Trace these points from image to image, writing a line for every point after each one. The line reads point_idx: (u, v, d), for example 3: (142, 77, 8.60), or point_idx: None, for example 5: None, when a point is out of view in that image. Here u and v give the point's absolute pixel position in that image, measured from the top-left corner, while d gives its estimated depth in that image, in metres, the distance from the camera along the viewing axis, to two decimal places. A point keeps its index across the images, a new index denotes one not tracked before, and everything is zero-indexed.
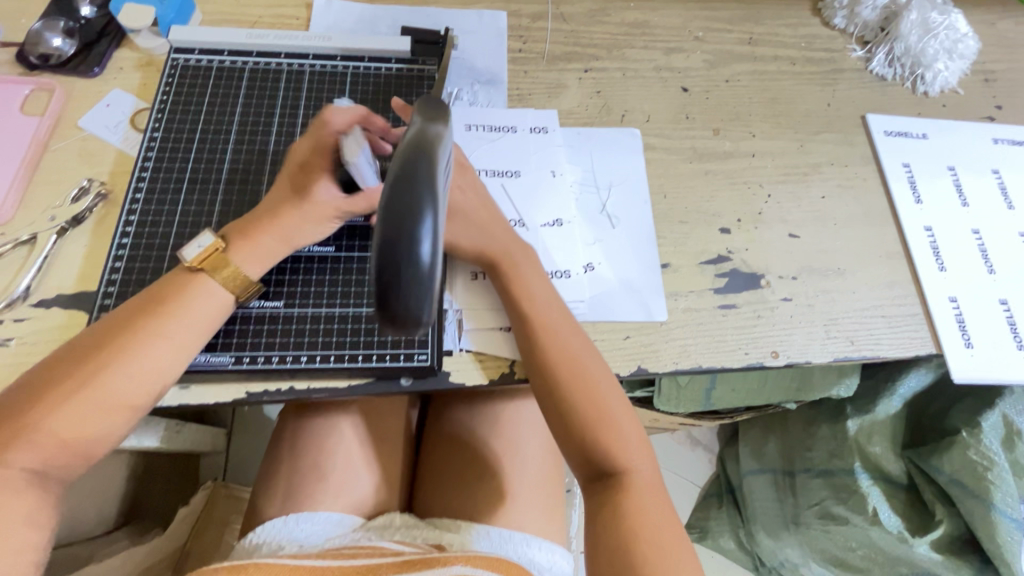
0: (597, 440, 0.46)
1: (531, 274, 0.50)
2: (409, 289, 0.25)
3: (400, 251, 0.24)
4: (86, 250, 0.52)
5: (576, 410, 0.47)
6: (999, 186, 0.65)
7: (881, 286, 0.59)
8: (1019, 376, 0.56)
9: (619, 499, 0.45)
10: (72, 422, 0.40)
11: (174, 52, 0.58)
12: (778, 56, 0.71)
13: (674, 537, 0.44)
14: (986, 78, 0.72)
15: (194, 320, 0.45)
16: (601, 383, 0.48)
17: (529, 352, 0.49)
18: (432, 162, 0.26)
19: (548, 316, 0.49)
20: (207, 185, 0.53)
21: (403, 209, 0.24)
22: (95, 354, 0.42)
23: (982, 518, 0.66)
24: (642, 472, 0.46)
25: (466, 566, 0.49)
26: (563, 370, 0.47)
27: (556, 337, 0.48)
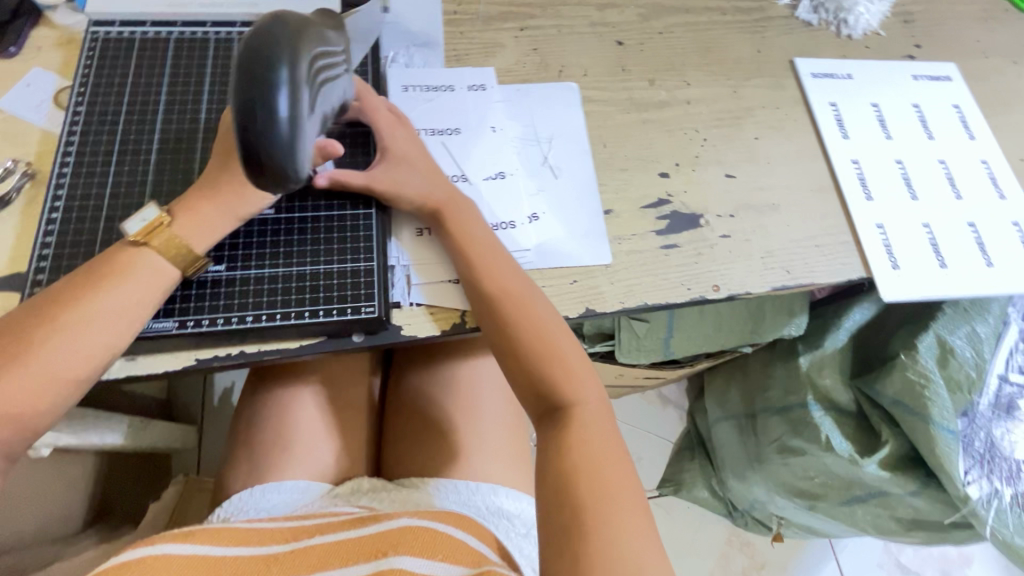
0: (545, 376, 0.48)
1: (474, 225, 0.52)
2: (269, 136, 0.31)
3: (258, 98, 0.31)
4: (16, 232, 0.50)
5: (523, 348, 0.49)
6: (920, 119, 0.69)
7: (813, 219, 0.62)
8: (943, 291, 0.60)
9: (564, 431, 0.46)
10: (11, 396, 0.40)
11: (94, 25, 0.56)
12: (708, 7, 0.72)
13: (616, 463, 0.45)
14: (905, 20, 0.75)
15: (136, 289, 0.44)
16: (549, 323, 0.50)
17: (476, 296, 0.50)
18: (296, 35, 0.32)
19: (494, 261, 0.50)
20: (138, 155, 0.52)
21: (264, 68, 0.31)
22: (32, 326, 0.41)
23: (923, 433, 0.71)
24: (588, 405, 0.48)
25: (414, 518, 0.50)
26: (510, 310, 0.49)
27: (502, 282, 0.50)
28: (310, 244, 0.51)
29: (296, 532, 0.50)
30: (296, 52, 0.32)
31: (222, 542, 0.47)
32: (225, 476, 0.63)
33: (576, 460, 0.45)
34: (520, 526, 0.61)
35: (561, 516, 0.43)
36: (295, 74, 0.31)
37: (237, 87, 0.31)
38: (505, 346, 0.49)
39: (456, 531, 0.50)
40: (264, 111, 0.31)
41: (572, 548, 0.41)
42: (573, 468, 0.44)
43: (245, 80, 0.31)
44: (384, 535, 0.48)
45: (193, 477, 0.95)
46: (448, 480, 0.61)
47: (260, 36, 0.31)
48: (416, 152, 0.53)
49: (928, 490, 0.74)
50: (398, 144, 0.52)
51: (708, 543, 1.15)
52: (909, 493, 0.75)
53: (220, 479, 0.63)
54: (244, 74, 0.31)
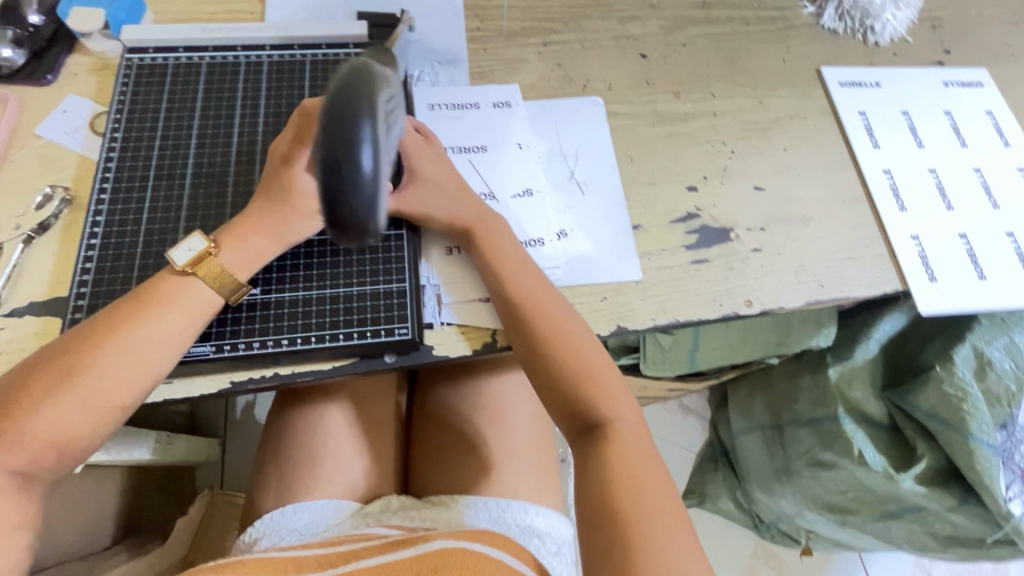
0: (579, 394, 0.48)
1: (504, 243, 0.51)
2: (353, 195, 0.32)
3: (343, 157, 0.31)
4: (55, 257, 0.51)
5: (557, 367, 0.48)
6: (952, 127, 0.67)
7: (845, 230, 0.61)
8: (983, 304, 0.58)
9: (602, 449, 0.46)
10: (55, 422, 0.40)
11: (128, 52, 0.57)
12: (731, 17, 0.72)
13: (658, 482, 0.45)
14: (933, 25, 0.74)
15: (182, 320, 0.45)
16: (582, 342, 0.49)
17: (508, 314, 0.50)
18: (374, 84, 0.31)
19: (525, 280, 0.50)
20: (173, 180, 0.53)
21: (348, 126, 0.30)
22: (79, 355, 0.42)
23: (961, 448, 0.69)
24: (623, 423, 0.48)
25: (454, 539, 0.50)
26: (543, 329, 0.49)
27: (534, 300, 0.49)
28: (343, 267, 0.51)
29: (332, 557, 0.50)
30: (375, 103, 0.31)
31: (261, 569, 0.47)
32: (255, 494, 0.63)
33: (616, 479, 0.44)
34: (551, 544, 0.60)
35: (604, 536, 0.42)
36: (377, 130, 0.31)
37: (320, 145, 0.31)
38: (538, 365, 0.49)
39: (491, 551, 0.50)
40: (350, 171, 0.31)
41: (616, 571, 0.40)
42: (613, 487, 0.44)
43: (328, 138, 0.31)
44: (422, 557, 0.48)
45: (218, 491, 0.95)
46: (478, 497, 0.61)
47: (340, 90, 0.30)
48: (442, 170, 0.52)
49: (966, 505, 0.72)
50: (425, 162, 0.52)
51: (733, 555, 1.13)
52: (946, 508, 0.73)
53: (249, 498, 0.64)
54: (327, 133, 0.30)
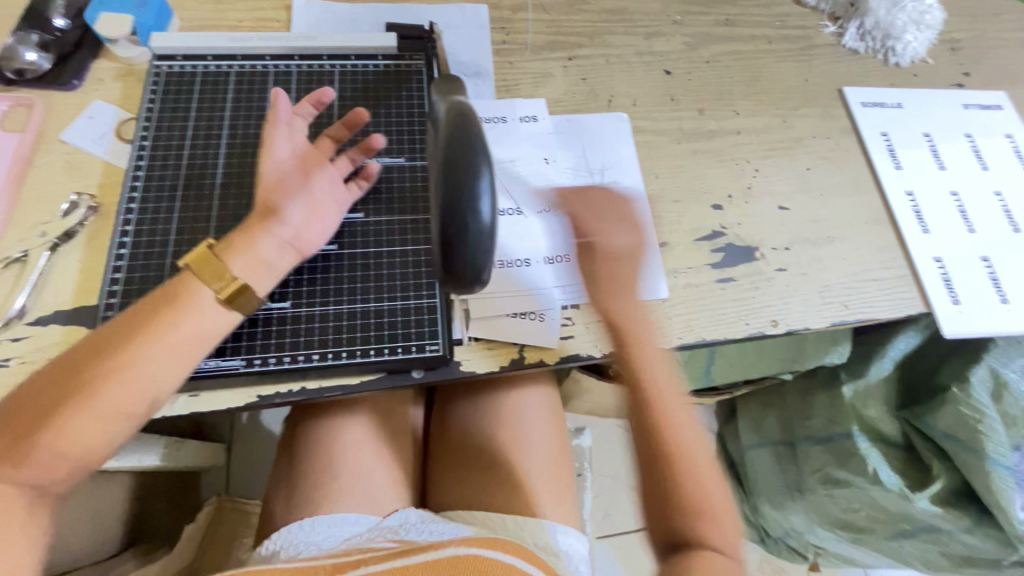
0: (692, 511, 0.43)
1: (649, 342, 0.47)
2: (472, 240, 0.34)
3: (466, 206, 0.33)
4: (80, 265, 0.51)
5: (674, 476, 0.43)
6: (973, 149, 0.68)
7: (869, 251, 0.61)
8: (1007, 328, 0.58)
9: (699, 574, 0.40)
10: (65, 434, 0.39)
11: (156, 59, 0.57)
12: (754, 35, 0.72)
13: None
14: (952, 47, 0.74)
15: (189, 325, 0.43)
16: (697, 445, 0.46)
17: (637, 406, 0.46)
18: (482, 136, 0.35)
19: (667, 381, 0.46)
20: (203, 191, 0.52)
21: (468, 173, 0.33)
22: (86, 362, 0.41)
23: (978, 469, 0.69)
24: (728, 560, 0.41)
25: (460, 546, 0.48)
26: (674, 434, 0.45)
27: (671, 405, 0.46)
28: (372, 279, 0.51)
29: (341, 565, 0.48)
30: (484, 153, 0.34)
31: None
32: (273, 506, 0.63)
33: None
34: (570, 562, 0.59)
35: None
36: (493, 179, 0.34)
37: (444, 194, 0.33)
38: (659, 466, 0.44)
39: (503, 555, 0.48)
40: (471, 217, 0.33)
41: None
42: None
43: (449, 187, 0.33)
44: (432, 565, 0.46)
45: (225, 497, 0.95)
46: (499, 514, 0.60)
47: (455, 142, 0.34)
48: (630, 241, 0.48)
49: (981, 527, 0.72)
50: (619, 236, 0.48)
51: None
52: (961, 529, 0.73)
53: (267, 509, 0.63)
54: (449, 182, 0.33)
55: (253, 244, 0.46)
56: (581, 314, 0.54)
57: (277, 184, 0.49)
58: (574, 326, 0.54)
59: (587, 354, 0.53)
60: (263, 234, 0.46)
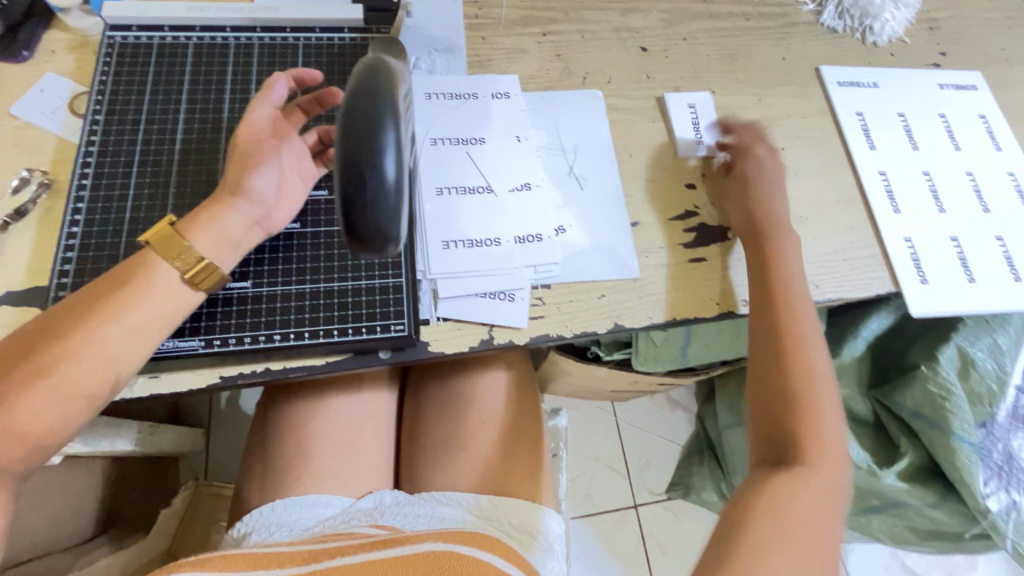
0: (800, 423, 0.48)
1: (790, 279, 0.53)
2: (373, 202, 0.33)
3: (366, 165, 0.32)
4: (33, 245, 0.49)
5: (794, 391, 0.49)
6: (946, 129, 0.68)
7: (841, 231, 0.61)
8: (972, 308, 0.59)
9: (788, 472, 0.46)
10: (20, 415, 0.38)
11: (110, 30, 0.55)
12: (732, 12, 0.71)
13: (817, 539, 0.43)
14: (930, 27, 0.74)
15: (149, 305, 0.42)
16: (824, 388, 0.49)
17: (766, 324, 0.52)
18: (391, 86, 0.33)
19: (800, 311, 0.52)
20: (160, 169, 0.51)
21: (368, 125, 0.32)
22: (41, 344, 0.40)
23: (943, 446, 0.71)
24: (824, 473, 0.46)
25: (437, 542, 0.48)
26: (800, 354, 0.50)
27: (798, 332, 0.51)
28: (337, 259, 0.50)
29: (316, 553, 0.47)
30: (393, 102, 0.33)
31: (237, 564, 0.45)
32: (245, 489, 0.62)
33: (776, 504, 0.44)
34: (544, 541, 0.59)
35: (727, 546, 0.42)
36: (398, 132, 0.33)
37: (343, 148, 0.33)
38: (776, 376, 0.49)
39: (480, 554, 0.48)
40: (372, 175, 0.33)
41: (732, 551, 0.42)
42: (772, 507, 0.44)
43: (351, 143, 0.33)
44: (409, 561, 0.46)
45: (203, 481, 0.94)
46: (472, 495, 0.60)
47: (359, 95, 0.33)
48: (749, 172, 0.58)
49: (947, 502, 0.74)
50: (760, 150, 0.59)
51: None
52: (927, 504, 0.75)
53: (239, 492, 0.63)
54: (349, 136, 0.32)
55: (218, 218, 0.45)
56: (552, 295, 0.54)
57: (247, 153, 0.46)
58: (544, 306, 0.53)
59: (557, 335, 0.53)
60: (227, 208, 0.45)
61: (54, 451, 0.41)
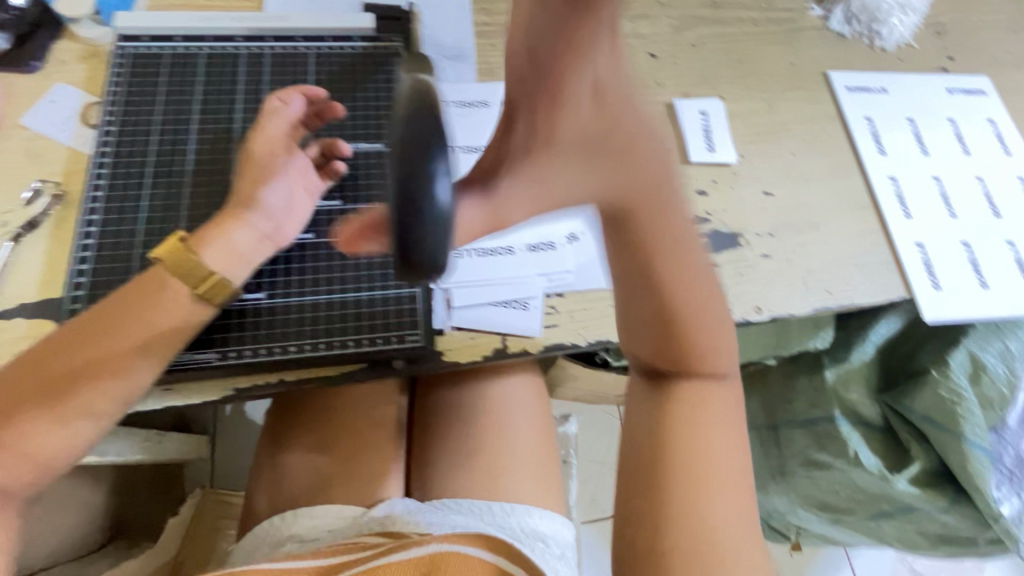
0: (694, 355, 0.40)
1: (650, 194, 0.34)
2: (428, 231, 0.30)
3: (424, 191, 0.29)
4: (45, 256, 0.49)
5: (677, 335, 0.39)
6: (955, 134, 0.68)
7: (854, 237, 0.61)
8: (984, 313, 0.59)
9: (687, 412, 0.41)
10: (29, 433, 0.39)
11: (121, 41, 0.55)
12: (741, 18, 0.71)
13: (725, 458, 0.41)
14: (937, 32, 0.74)
15: (151, 322, 0.41)
16: (707, 299, 0.38)
17: (627, 265, 0.37)
18: (443, 113, 0.32)
19: (671, 237, 0.35)
20: (172, 179, 0.50)
21: (424, 150, 0.29)
22: (47, 362, 0.39)
23: (956, 451, 0.70)
24: (718, 394, 0.42)
25: (443, 542, 0.47)
26: (686, 305, 0.37)
27: (670, 264, 0.36)
28: (352, 270, 0.50)
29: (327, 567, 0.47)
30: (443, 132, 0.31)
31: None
32: (258, 497, 0.63)
33: (674, 439, 0.41)
34: (555, 547, 0.59)
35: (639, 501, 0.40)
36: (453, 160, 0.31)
37: (395, 177, 0.30)
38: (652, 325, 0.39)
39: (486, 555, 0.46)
40: (428, 204, 0.29)
41: (651, 570, 0.38)
42: (677, 460, 0.40)
43: (403, 169, 0.30)
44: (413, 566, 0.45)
45: (210, 488, 0.94)
46: (484, 502, 0.60)
47: (413, 120, 0.30)
48: (590, 87, 0.31)
49: (957, 506, 0.74)
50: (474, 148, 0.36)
51: None
52: (938, 509, 0.75)
53: (251, 500, 0.63)
54: (405, 159, 0.29)
55: (228, 235, 0.44)
56: (565, 303, 0.53)
57: (257, 170, 0.46)
58: (558, 315, 0.53)
59: (570, 343, 0.53)
60: (238, 223, 0.45)
61: (67, 467, 0.42)
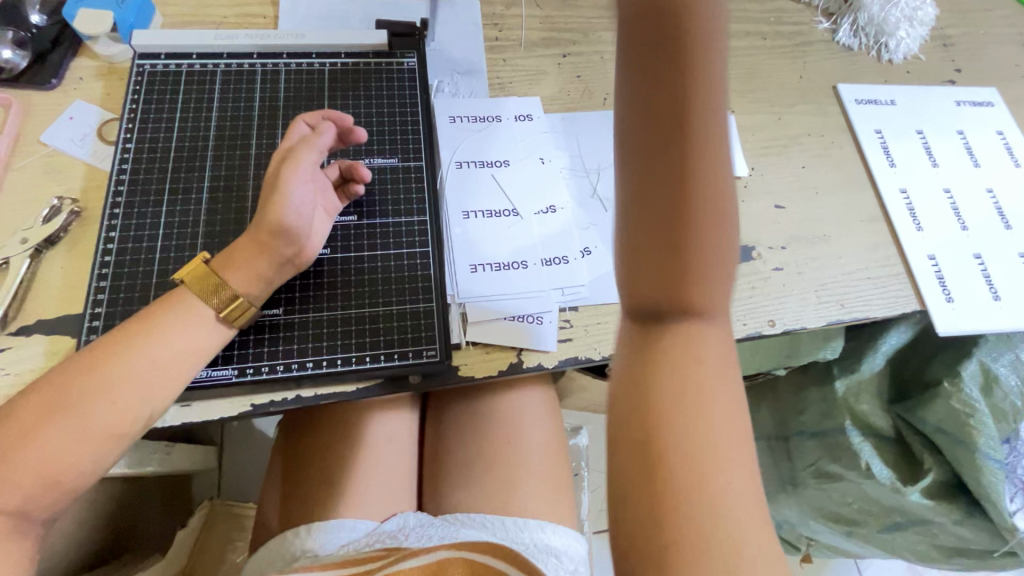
0: (682, 272, 0.28)
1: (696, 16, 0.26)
2: None
3: None
4: (64, 272, 0.49)
5: (686, 220, 0.27)
6: (965, 146, 0.68)
7: (866, 250, 0.61)
8: (998, 326, 0.59)
9: (677, 369, 0.29)
10: (51, 454, 0.38)
11: (139, 58, 0.55)
12: (749, 32, 0.72)
13: (726, 441, 0.28)
14: (944, 44, 0.75)
15: (180, 340, 0.43)
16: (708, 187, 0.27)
17: (646, 92, 0.28)
18: None
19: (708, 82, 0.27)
20: (190, 195, 0.51)
21: None
22: (73, 381, 0.40)
23: (970, 463, 0.70)
24: (711, 340, 0.29)
25: (453, 549, 0.49)
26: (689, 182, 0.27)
27: (699, 120, 0.27)
28: (368, 285, 0.51)
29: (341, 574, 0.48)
30: None
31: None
32: (271, 511, 0.63)
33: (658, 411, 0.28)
34: (568, 563, 0.58)
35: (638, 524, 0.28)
36: None
37: None
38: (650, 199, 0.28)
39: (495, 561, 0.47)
40: None
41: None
42: (672, 445, 0.28)
43: None
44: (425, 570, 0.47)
45: (218, 500, 0.93)
46: (496, 515, 0.60)
47: None
48: None
49: (971, 519, 0.73)
50: None
51: None
52: (951, 521, 0.74)
53: (265, 514, 0.63)
54: None
55: (252, 258, 0.45)
56: (580, 317, 0.54)
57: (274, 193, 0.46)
58: (572, 329, 0.53)
59: (585, 357, 0.53)
60: (260, 248, 0.45)
61: (86, 488, 0.41)
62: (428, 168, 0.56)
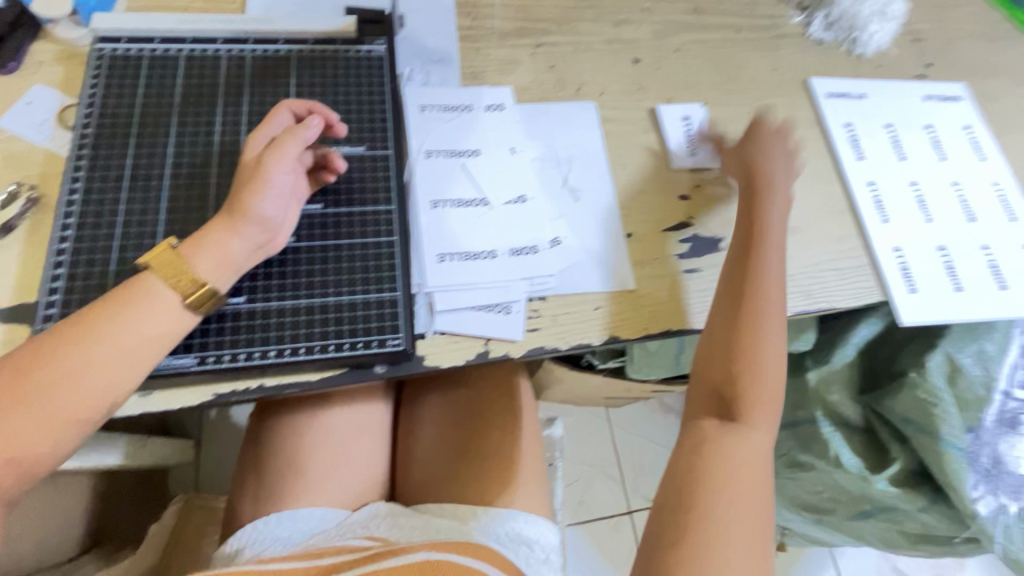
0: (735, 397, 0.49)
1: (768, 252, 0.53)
2: None
3: None
4: (20, 260, 0.48)
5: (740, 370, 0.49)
6: (932, 139, 0.69)
7: (832, 242, 0.62)
8: (959, 316, 0.60)
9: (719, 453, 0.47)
10: (10, 441, 0.37)
11: (99, 42, 0.54)
12: (723, 24, 0.72)
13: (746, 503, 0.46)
14: (915, 39, 0.76)
15: (145, 325, 0.42)
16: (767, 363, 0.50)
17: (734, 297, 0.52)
18: None
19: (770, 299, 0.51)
20: (150, 183, 0.50)
21: None
22: (30, 366, 0.39)
23: (933, 452, 0.71)
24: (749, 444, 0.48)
25: (432, 550, 0.48)
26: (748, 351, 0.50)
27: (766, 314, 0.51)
28: (332, 273, 0.50)
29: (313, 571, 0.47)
30: None
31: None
32: (239, 502, 0.62)
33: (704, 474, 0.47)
34: (539, 553, 0.59)
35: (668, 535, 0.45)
36: None
37: None
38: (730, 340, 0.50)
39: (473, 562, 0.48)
40: None
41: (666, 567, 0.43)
42: (707, 489, 0.46)
43: None
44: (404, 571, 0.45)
45: (194, 493, 0.93)
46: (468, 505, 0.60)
47: None
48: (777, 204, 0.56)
49: (936, 506, 0.75)
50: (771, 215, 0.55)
51: None
52: (917, 509, 0.76)
53: (233, 505, 0.62)
54: None
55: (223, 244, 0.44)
56: (548, 307, 0.54)
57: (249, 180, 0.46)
58: (540, 318, 0.53)
59: (551, 347, 0.53)
60: (228, 233, 0.45)
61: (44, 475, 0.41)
62: (396, 158, 0.56)
